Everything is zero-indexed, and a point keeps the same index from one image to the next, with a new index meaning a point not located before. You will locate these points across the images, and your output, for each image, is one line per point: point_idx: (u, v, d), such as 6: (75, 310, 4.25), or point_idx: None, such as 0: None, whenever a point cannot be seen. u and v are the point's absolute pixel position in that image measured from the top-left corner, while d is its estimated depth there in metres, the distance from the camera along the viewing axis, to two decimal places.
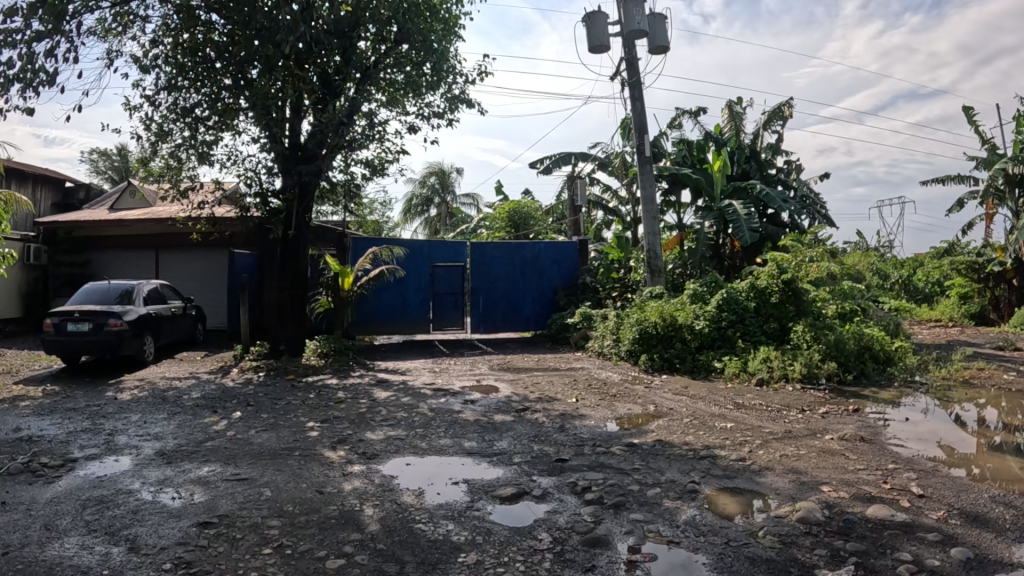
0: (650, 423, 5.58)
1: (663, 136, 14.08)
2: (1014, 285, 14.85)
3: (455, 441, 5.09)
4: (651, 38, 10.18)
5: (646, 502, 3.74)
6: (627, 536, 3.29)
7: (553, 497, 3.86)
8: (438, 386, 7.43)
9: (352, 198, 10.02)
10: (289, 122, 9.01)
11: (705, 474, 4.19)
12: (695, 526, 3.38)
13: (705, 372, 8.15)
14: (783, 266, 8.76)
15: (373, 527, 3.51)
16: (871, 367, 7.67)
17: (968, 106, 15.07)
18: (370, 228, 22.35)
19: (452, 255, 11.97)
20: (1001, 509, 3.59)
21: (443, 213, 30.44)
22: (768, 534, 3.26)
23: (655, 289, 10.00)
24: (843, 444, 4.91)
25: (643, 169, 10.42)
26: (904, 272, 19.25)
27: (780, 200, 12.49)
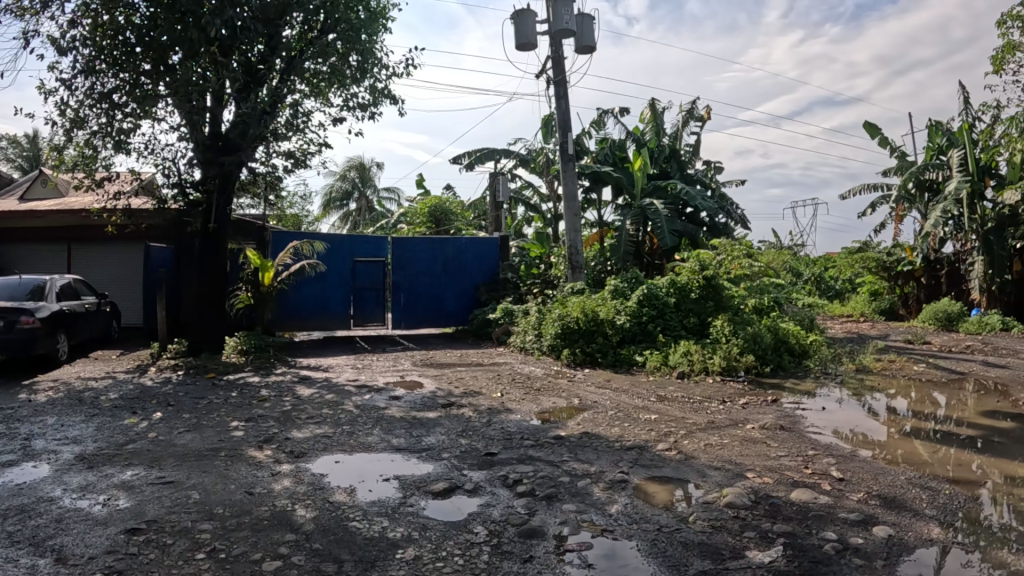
0: (577, 416, 5.69)
1: (585, 134, 14.26)
2: (923, 283, 15.96)
3: (384, 437, 5.06)
4: (578, 37, 10.29)
5: (576, 492, 3.82)
6: (561, 526, 3.35)
7: (485, 490, 3.89)
8: (363, 382, 7.35)
9: (275, 190, 9.77)
10: (210, 111, 8.66)
11: (633, 464, 4.30)
12: (626, 515, 3.47)
13: (626, 366, 8.32)
14: (703, 262, 9.06)
15: (308, 527, 3.45)
16: (788, 359, 8.05)
17: (870, 122, 15.92)
18: (289, 220, 21.86)
19: (373, 250, 11.86)
20: (917, 491, 3.84)
21: (363, 206, 30.04)
22: (698, 519, 3.37)
23: (576, 285, 10.14)
24: (763, 432, 5.13)
25: (566, 166, 10.55)
26: (817, 269, 20.15)
27: (699, 199, 12.86)
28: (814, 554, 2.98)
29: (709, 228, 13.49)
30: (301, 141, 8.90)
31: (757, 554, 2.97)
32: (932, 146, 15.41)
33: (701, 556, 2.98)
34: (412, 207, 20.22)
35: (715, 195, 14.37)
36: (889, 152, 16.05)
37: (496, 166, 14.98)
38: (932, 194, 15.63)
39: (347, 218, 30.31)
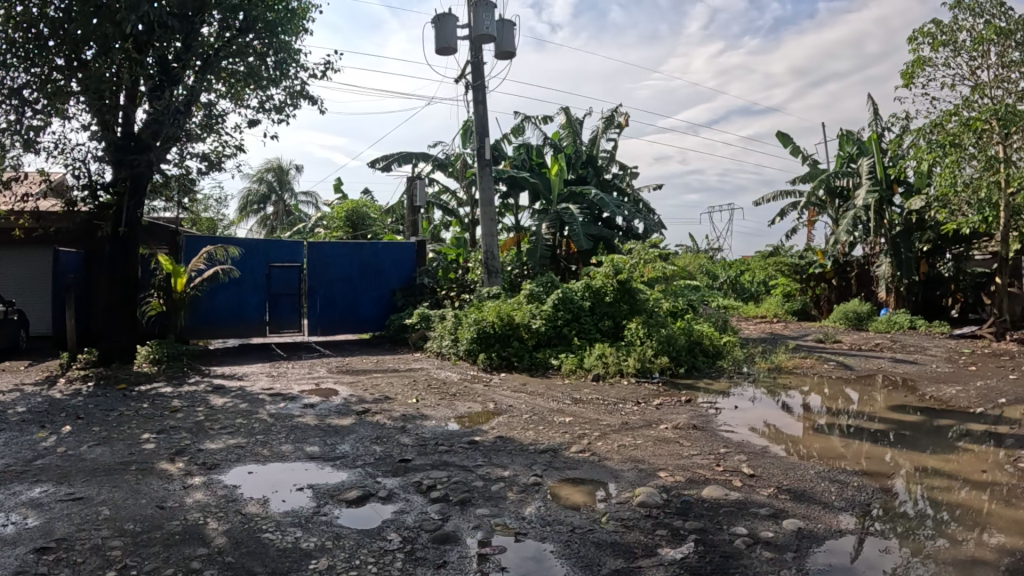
0: (490, 420, 5.69)
1: (504, 139, 14.35)
2: (833, 284, 17.11)
3: (298, 446, 4.93)
4: (498, 43, 10.36)
5: (490, 496, 3.82)
6: (475, 530, 3.34)
7: (399, 497, 3.84)
8: (276, 390, 7.14)
9: (188, 192, 9.40)
10: (122, 110, 8.25)
11: (546, 467, 4.34)
12: (540, 517, 3.49)
13: (543, 369, 8.38)
14: (617, 266, 9.28)
15: (220, 540, 3.32)
16: (701, 360, 8.30)
17: (782, 132, 16.67)
18: (203, 224, 21.10)
19: (289, 255, 11.41)
20: (825, 484, 4.01)
21: (280, 210, 29.40)
22: (610, 519, 3.42)
23: (493, 290, 10.19)
24: (676, 432, 5.26)
25: (483, 171, 10.56)
26: (732, 272, 20.93)
27: (614, 204, 13.11)
28: (725, 549, 3.07)
29: (626, 232, 13.77)
30: (217, 143, 8.61)
31: (667, 551, 3.04)
32: (844, 154, 16.34)
33: (613, 555, 3.03)
34: (329, 210, 19.80)
35: (631, 200, 14.87)
36: (801, 160, 16.81)
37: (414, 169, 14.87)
38: (842, 201, 16.34)
39: (264, 222, 29.61)
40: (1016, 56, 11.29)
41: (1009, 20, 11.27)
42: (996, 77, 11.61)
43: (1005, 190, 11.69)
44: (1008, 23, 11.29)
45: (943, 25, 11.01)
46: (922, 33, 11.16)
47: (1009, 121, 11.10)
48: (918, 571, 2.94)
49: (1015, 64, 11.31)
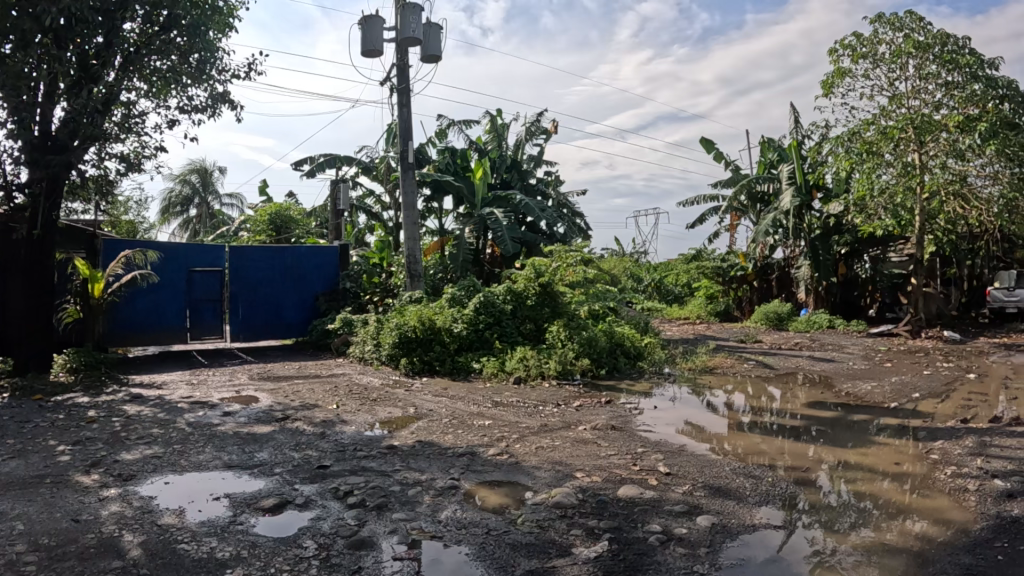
0: (410, 425, 5.65)
1: (428, 143, 14.33)
2: (755, 286, 17.65)
3: (216, 455, 4.79)
4: (424, 46, 10.31)
5: (407, 500, 3.79)
6: (390, 535, 3.32)
7: (316, 503, 3.78)
8: (194, 399, 6.90)
9: (106, 194, 9.04)
10: (39, 107, 7.84)
11: (464, 470, 4.34)
12: (456, 520, 3.49)
13: (465, 373, 8.38)
14: (539, 269, 9.42)
15: (136, 553, 3.19)
16: (623, 361, 8.60)
17: (705, 138, 17.18)
18: (124, 227, 20.28)
19: (211, 259, 11.02)
20: (741, 479, 4.14)
21: (204, 213, 28.60)
22: (526, 520, 3.45)
23: (414, 294, 10.00)
24: (594, 432, 5.35)
25: (406, 175, 10.49)
26: (656, 275, 21.53)
27: (538, 209, 13.21)
28: (639, 546, 3.13)
29: (549, 236, 13.85)
30: (136, 144, 8.30)
31: (581, 550, 3.08)
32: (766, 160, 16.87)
33: (528, 556, 3.05)
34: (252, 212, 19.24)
35: (556, 204, 14.94)
36: (724, 165, 17.34)
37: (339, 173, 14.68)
38: (763, 205, 17.03)
39: (187, 225, 28.78)
40: (931, 69, 11.93)
41: (927, 34, 11.90)
42: (913, 88, 12.24)
43: (919, 195, 12.53)
44: (925, 37, 11.90)
45: (863, 38, 11.55)
46: (843, 45, 11.69)
47: (923, 130, 11.79)
48: (833, 559, 3.08)
49: (930, 77, 11.96)
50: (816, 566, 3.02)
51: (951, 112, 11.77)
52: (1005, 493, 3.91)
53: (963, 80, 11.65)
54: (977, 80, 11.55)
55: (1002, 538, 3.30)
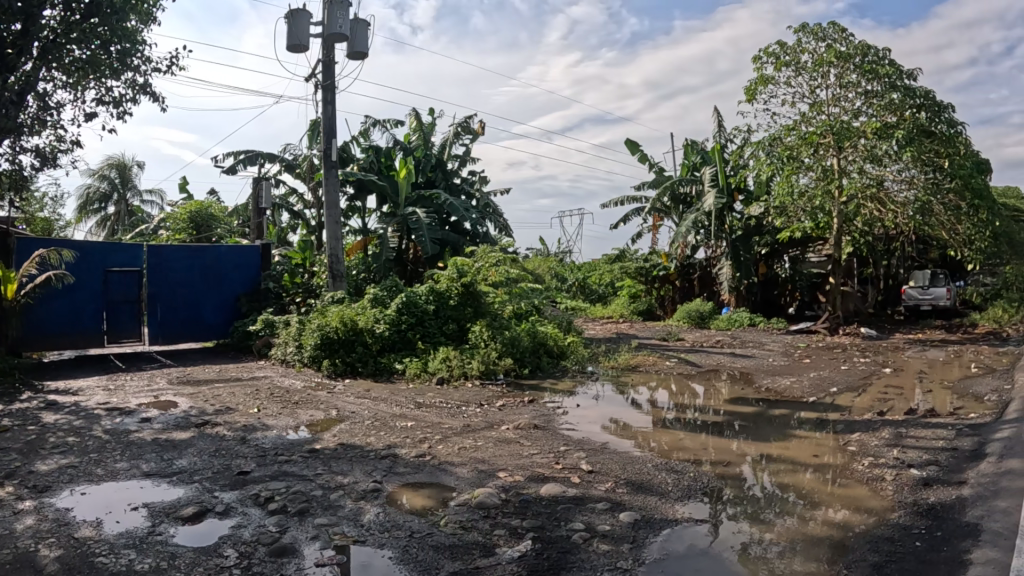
0: (332, 427, 5.56)
1: (352, 141, 14.13)
2: (676, 286, 18.26)
3: (134, 463, 4.60)
4: (351, 42, 10.12)
5: (329, 505, 3.74)
6: (313, 541, 3.26)
7: (237, 511, 3.68)
8: (110, 405, 6.59)
9: (21, 189, 8.54)
10: None
11: (387, 472, 4.30)
12: (379, 523, 3.45)
13: (387, 374, 8.33)
14: (461, 270, 9.49)
15: (49, 568, 3.02)
16: (546, 360, 8.80)
17: (630, 141, 17.55)
18: (37, 225, 19.21)
19: (128, 259, 10.55)
20: (663, 475, 4.24)
21: (122, 210, 27.46)
22: (450, 522, 3.44)
23: (336, 294, 9.80)
24: (517, 432, 5.39)
25: (328, 173, 10.24)
26: (580, 275, 21.94)
27: (463, 209, 13.29)
28: (564, 545, 3.17)
29: (473, 237, 13.88)
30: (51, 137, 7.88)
31: (506, 551, 3.10)
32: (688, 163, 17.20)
33: (453, 558, 3.05)
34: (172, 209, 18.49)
35: (481, 204, 15.00)
36: (648, 167, 17.74)
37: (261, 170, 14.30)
38: (685, 207, 17.43)
39: (105, 223, 27.56)
40: (852, 78, 12.52)
41: (848, 45, 12.45)
42: (833, 96, 12.82)
43: (837, 199, 13.14)
44: (847, 48, 12.45)
45: (787, 47, 12.01)
46: (767, 53, 12.12)
47: (842, 136, 12.42)
48: (757, 549, 3.19)
49: (851, 86, 12.57)
50: (739, 557, 3.12)
51: (869, 120, 12.38)
52: (918, 481, 4.13)
53: (882, 90, 12.25)
54: (895, 89, 12.12)
55: (918, 524, 3.49)
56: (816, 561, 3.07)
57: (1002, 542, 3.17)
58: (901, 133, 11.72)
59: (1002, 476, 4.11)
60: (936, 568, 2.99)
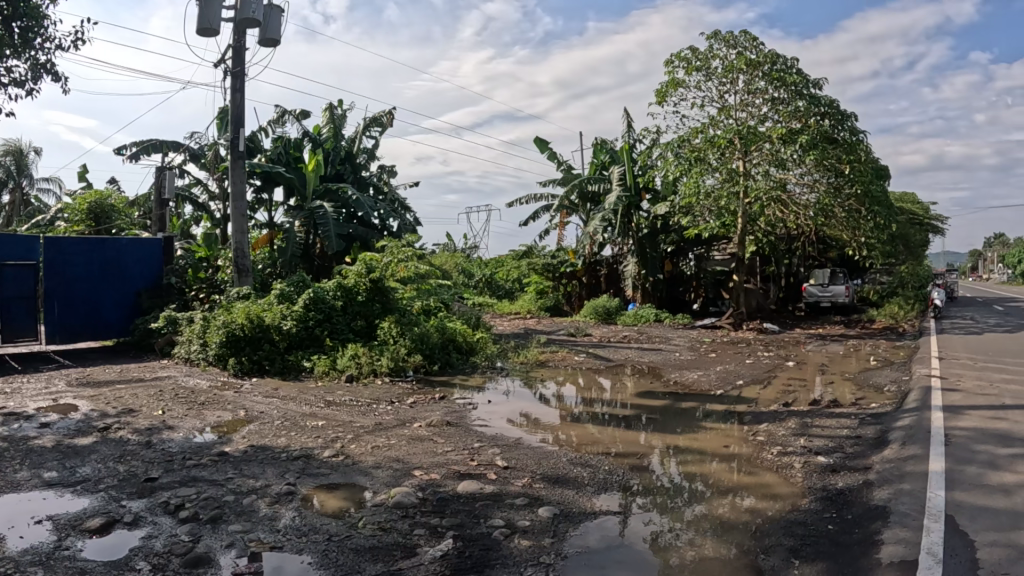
0: (240, 429, 5.37)
1: (261, 131, 13.72)
2: (583, 282, 18.78)
3: (31, 473, 4.30)
4: (263, 28, 9.81)
5: (243, 510, 3.60)
6: (228, 549, 3.13)
7: (147, 520, 3.50)
8: (3, 409, 6.15)
9: None
10: None
11: (300, 474, 4.19)
12: (295, 527, 3.35)
13: (296, 373, 8.13)
14: (370, 266, 9.32)
15: None
16: (455, 356, 8.92)
17: (540, 138, 17.72)
18: None
19: (22, 251, 9.89)
20: (577, 469, 4.29)
21: (16, 199, 25.76)
22: (368, 523, 3.38)
23: (242, 290, 9.47)
24: (430, 429, 5.34)
25: (235, 164, 9.69)
26: (487, 270, 22.12)
27: (369, 205, 13.14)
28: (484, 542, 3.15)
29: (381, 231, 13.78)
30: None
31: (427, 551, 3.05)
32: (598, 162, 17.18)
33: (373, 561, 2.98)
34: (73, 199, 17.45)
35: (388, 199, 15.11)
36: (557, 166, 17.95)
37: (164, 159, 13.75)
38: (592, 205, 17.41)
39: None
40: (760, 85, 13.00)
41: (758, 53, 12.93)
42: (742, 101, 13.30)
43: (742, 200, 13.56)
44: (757, 55, 12.93)
45: (698, 53, 12.38)
46: (680, 57, 12.46)
47: (748, 140, 12.88)
48: (675, 538, 3.27)
49: (759, 92, 13.04)
50: (662, 547, 3.17)
51: (776, 125, 12.89)
52: (825, 468, 4.33)
53: (789, 97, 12.76)
54: (801, 97, 12.65)
55: (829, 508, 3.65)
56: (733, 548, 3.17)
57: (907, 522, 3.36)
58: (805, 137, 12.15)
59: (902, 460, 4.36)
60: (848, 549, 3.13)
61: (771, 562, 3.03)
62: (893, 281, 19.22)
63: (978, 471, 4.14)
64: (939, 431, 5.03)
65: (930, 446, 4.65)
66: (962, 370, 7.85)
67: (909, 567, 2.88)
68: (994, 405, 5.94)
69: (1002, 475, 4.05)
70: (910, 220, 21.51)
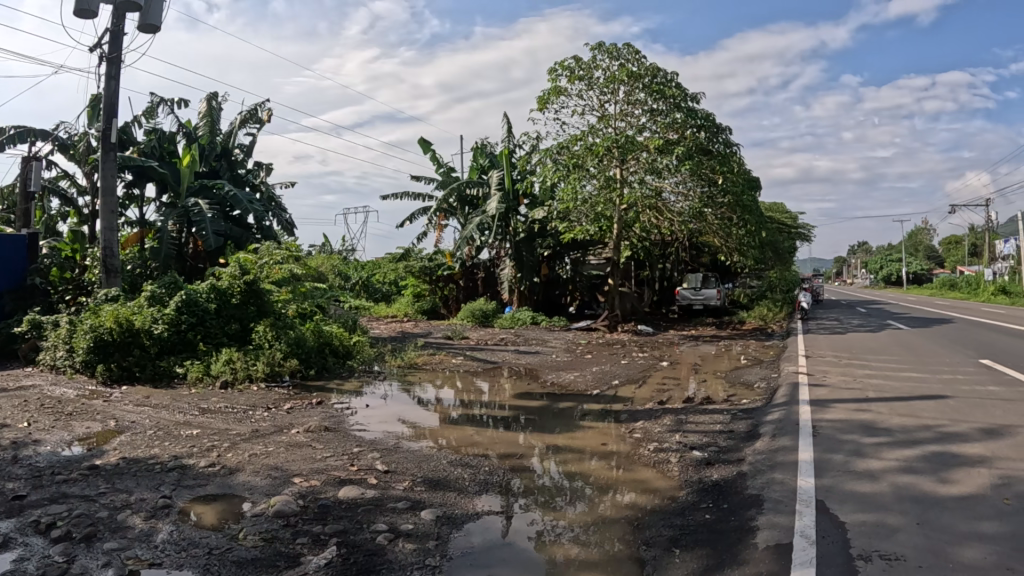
0: (110, 440, 5.07)
1: (133, 122, 13.01)
2: (460, 285, 18.91)
3: None
4: (142, 13, 9.32)
5: (118, 527, 3.40)
6: (104, 569, 2.94)
7: (14, 542, 3.23)
8: None
9: None
10: None
11: (176, 486, 4.00)
12: (174, 543, 3.20)
13: (167, 380, 7.81)
14: (245, 267, 9.04)
15: None
16: (331, 360, 8.85)
17: (423, 139, 17.72)
18: None
19: None
20: (458, 472, 4.31)
21: None
22: (249, 534, 3.27)
23: (110, 292, 8.88)
24: (308, 435, 5.23)
25: (106, 156, 9.16)
26: (364, 273, 22.23)
27: (246, 201, 12.71)
28: (368, 547, 3.12)
29: (256, 231, 13.43)
30: None
31: (309, 560, 2.99)
32: (476, 165, 17.31)
33: (255, 572, 2.90)
34: None
35: (265, 198, 14.76)
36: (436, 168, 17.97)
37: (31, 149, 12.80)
38: (470, 208, 17.56)
39: None
40: (639, 96, 13.56)
41: (640, 66, 13.48)
42: (621, 111, 13.84)
43: (617, 206, 14.14)
44: (638, 68, 13.47)
45: (581, 63, 12.78)
46: (563, 67, 12.82)
47: (626, 149, 13.40)
48: (562, 536, 3.36)
49: (639, 103, 13.60)
50: (549, 544, 3.25)
51: (653, 135, 13.48)
52: (701, 461, 4.57)
53: (667, 109, 13.36)
54: (678, 109, 13.29)
55: (706, 499, 3.85)
56: (617, 541, 3.29)
57: (780, 508, 3.59)
58: (680, 149, 12.82)
59: (773, 452, 4.66)
60: (726, 536, 3.32)
61: (653, 553, 3.16)
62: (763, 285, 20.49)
63: (843, 459, 4.48)
64: (807, 424, 5.41)
65: (798, 437, 4.99)
66: (827, 367, 8.47)
67: (783, 550, 3.07)
68: (857, 398, 6.44)
69: (865, 462, 4.41)
70: (779, 229, 23.07)
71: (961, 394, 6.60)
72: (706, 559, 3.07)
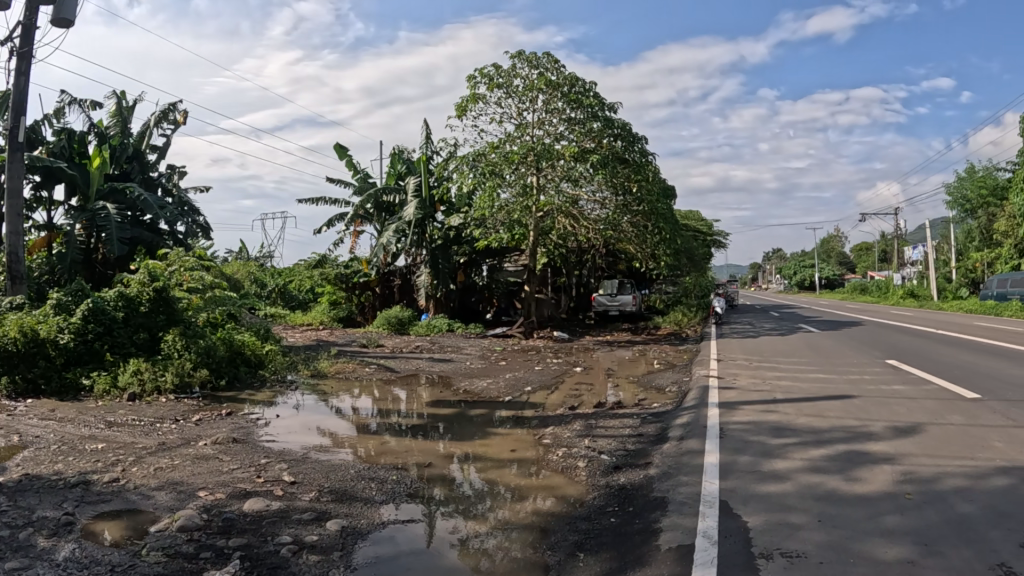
0: (13, 455, 4.81)
1: (39, 121, 12.35)
2: (376, 292, 18.78)
3: None
4: (55, 7, 8.86)
5: (18, 546, 3.21)
6: None
7: None
8: None
9: None
10: None
11: (79, 503, 3.83)
12: (76, 561, 3.05)
13: (74, 393, 7.50)
14: (155, 273, 8.71)
15: None
16: (243, 371, 8.66)
17: (340, 145, 17.52)
18: None
19: None
20: (367, 481, 4.29)
21: None
22: (151, 550, 3.16)
23: (15, 300, 8.40)
24: (216, 447, 5.09)
25: (14, 154, 8.63)
26: (281, 279, 21.71)
27: (157, 206, 12.26)
28: (272, 561, 3.07)
29: (169, 236, 12.99)
30: None
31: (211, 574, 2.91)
32: (394, 172, 17.22)
33: None
34: None
35: (178, 202, 14.28)
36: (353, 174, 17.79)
37: None
38: (387, 215, 17.30)
39: None
40: (558, 105, 13.71)
41: (559, 75, 13.66)
42: (540, 119, 14.02)
43: (534, 213, 14.32)
44: (557, 77, 13.64)
45: (501, 71, 12.88)
46: (483, 74, 12.89)
47: (543, 157, 13.55)
48: (482, 542, 3.38)
49: (557, 111, 13.76)
50: (461, 551, 3.27)
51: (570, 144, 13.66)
52: (610, 466, 4.69)
53: (584, 118, 13.58)
54: (596, 119, 13.57)
55: (613, 503, 3.95)
56: (526, 546, 3.34)
57: (684, 510, 3.72)
58: (596, 156, 13.08)
59: (682, 455, 4.82)
60: (630, 538, 3.41)
61: (558, 557, 3.22)
62: (679, 291, 21.13)
63: (750, 460, 4.68)
64: (716, 426, 5.62)
65: (706, 440, 5.18)
66: (740, 370, 8.81)
67: (685, 550, 3.18)
68: (766, 400, 6.72)
69: (772, 462, 4.61)
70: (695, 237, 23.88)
71: (864, 394, 6.96)
72: (611, 561, 3.15)
